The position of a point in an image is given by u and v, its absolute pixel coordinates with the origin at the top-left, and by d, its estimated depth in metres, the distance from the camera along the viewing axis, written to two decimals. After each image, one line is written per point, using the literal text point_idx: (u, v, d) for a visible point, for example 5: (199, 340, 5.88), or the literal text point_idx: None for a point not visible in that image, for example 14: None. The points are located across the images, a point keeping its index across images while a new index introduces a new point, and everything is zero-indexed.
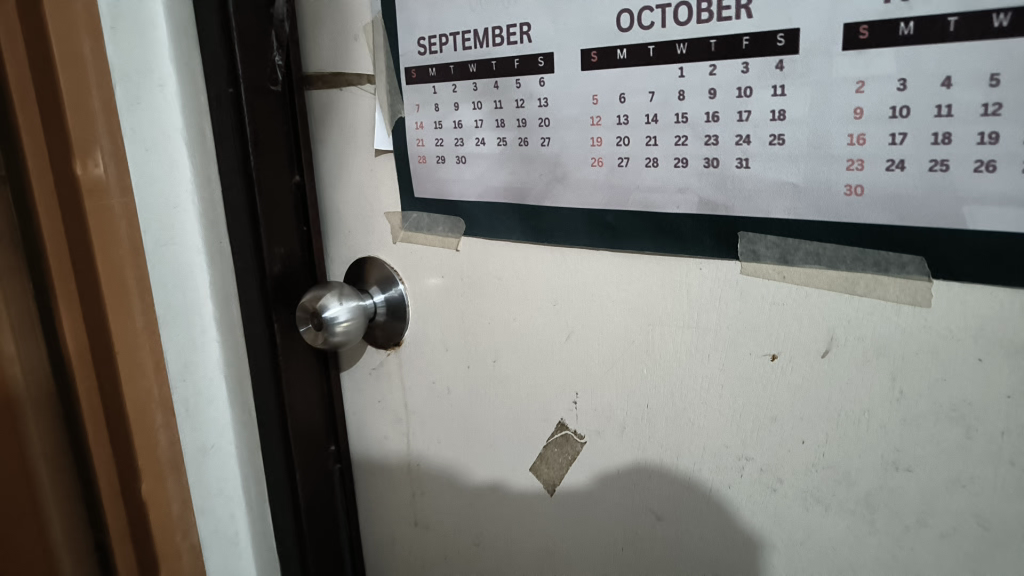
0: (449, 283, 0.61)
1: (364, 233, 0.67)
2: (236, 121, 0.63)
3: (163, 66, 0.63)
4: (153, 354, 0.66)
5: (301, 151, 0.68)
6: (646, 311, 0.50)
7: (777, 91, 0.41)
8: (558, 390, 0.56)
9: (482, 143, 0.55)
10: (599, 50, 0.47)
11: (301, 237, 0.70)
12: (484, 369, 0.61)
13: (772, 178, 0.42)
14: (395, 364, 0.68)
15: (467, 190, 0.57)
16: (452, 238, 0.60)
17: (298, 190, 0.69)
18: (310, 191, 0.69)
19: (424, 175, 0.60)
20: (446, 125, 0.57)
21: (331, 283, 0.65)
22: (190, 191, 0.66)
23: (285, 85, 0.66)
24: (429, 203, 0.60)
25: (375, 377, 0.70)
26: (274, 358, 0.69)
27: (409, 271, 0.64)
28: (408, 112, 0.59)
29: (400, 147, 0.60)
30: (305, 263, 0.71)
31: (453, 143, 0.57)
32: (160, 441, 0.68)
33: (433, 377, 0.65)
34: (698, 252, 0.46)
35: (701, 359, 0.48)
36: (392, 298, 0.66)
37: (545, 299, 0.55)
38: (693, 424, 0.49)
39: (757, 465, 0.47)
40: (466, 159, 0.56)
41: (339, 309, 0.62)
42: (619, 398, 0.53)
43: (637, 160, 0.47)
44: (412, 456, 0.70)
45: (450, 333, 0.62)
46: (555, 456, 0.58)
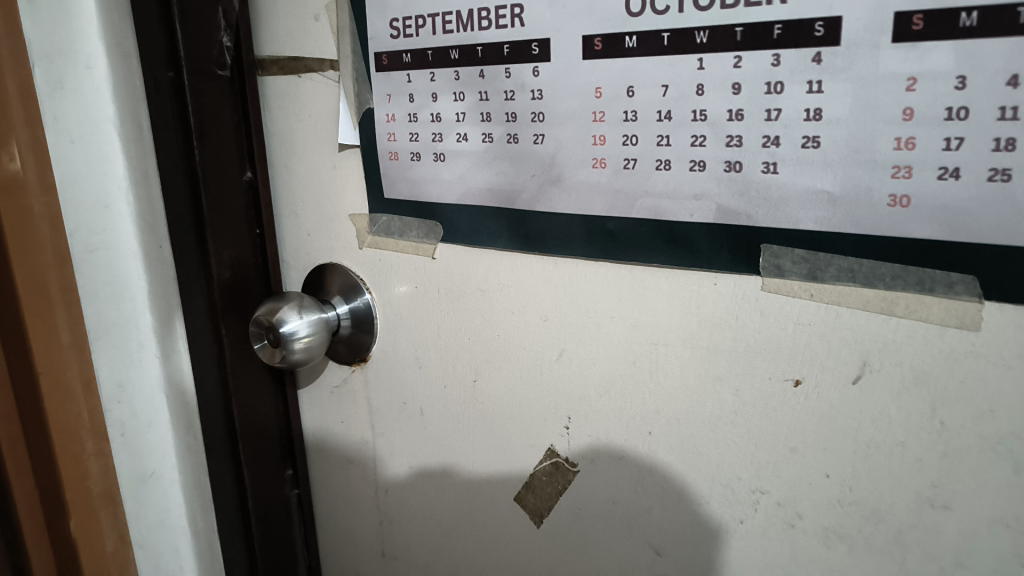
0: (422, 293, 0.55)
1: (325, 237, 0.60)
2: (179, 109, 0.56)
3: (89, 43, 0.55)
4: (82, 374, 0.60)
5: (253, 145, 0.61)
6: (649, 329, 0.45)
7: (813, 88, 0.36)
8: (546, 413, 0.51)
9: (463, 140, 0.49)
10: (603, 37, 0.41)
11: (253, 242, 0.63)
12: (462, 389, 0.55)
13: (804, 185, 0.37)
14: (360, 381, 0.61)
15: (445, 191, 0.51)
16: (427, 244, 0.54)
17: (250, 189, 0.61)
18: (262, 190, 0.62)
19: (395, 174, 0.53)
20: (422, 118, 0.51)
21: (288, 292, 0.59)
22: (124, 188, 0.58)
23: (234, 71, 0.58)
24: (401, 205, 0.54)
25: (336, 396, 0.63)
26: (223, 375, 0.62)
27: (377, 280, 0.58)
28: (377, 103, 0.52)
29: (368, 142, 0.54)
30: (258, 271, 0.64)
31: (430, 138, 0.51)
32: (89, 469, 0.61)
33: (403, 395, 0.59)
34: (713, 265, 0.41)
35: (713, 383, 0.43)
36: (358, 309, 0.59)
37: (533, 314, 0.50)
38: (702, 453, 0.45)
39: (774, 499, 0.43)
40: (445, 157, 0.50)
41: (299, 323, 0.55)
42: (616, 423, 0.48)
43: (646, 161, 0.41)
44: (379, 481, 0.63)
45: (423, 349, 0.56)
46: (542, 485, 0.52)
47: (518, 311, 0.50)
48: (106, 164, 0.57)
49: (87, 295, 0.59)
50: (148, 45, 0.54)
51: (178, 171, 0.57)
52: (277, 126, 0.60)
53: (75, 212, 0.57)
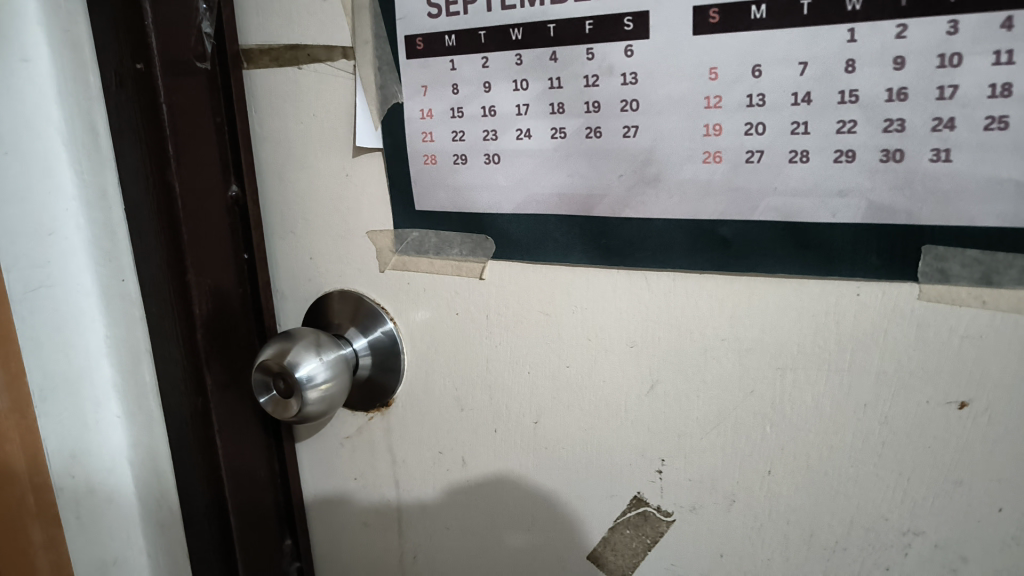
0: (465, 321, 0.47)
1: (336, 259, 0.51)
2: (149, 110, 0.45)
3: (28, 32, 0.45)
4: (25, 447, 0.46)
5: (237, 152, 0.50)
6: (772, 351, 0.38)
7: (1001, 59, 0.30)
8: (634, 456, 0.44)
9: (525, 137, 0.41)
10: (721, 7, 0.34)
11: (240, 270, 0.52)
12: (520, 433, 0.47)
13: (985, 174, 0.32)
14: (383, 429, 0.52)
15: (499, 199, 0.43)
16: (473, 263, 0.45)
17: (235, 206, 0.51)
18: (251, 208, 0.51)
19: (432, 181, 0.45)
20: (469, 113, 0.42)
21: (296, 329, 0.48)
22: (76, 211, 0.49)
23: (215, 61, 0.48)
24: (440, 218, 0.45)
25: (348, 448, 0.54)
26: (208, 437, 0.50)
27: (406, 307, 0.49)
28: (410, 96, 0.44)
29: (396, 144, 0.45)
30: (247, 306, 0.53)
31: (480, 136, 0.42)
32: (38, 566, 0.48)
33: (441, 444, 0.50)
34: (857, 272, 0.35)
35: (852, 411, 0.37)
36: (378, 342, 0.50)
37: (615, 341, 0.42)
38: (838, 491, 0.39)
39: (930, 539, 0.37)
40: (500, 158, 0.42)
41: (316, 366, 0.45)
42: (726, 463, 0.41)
43: (777, 153, 0.35)
44: (404, 546, 0.54)
45: (468, 387, 0.48)
46: (626, 540, 0.45)
47: (595, 338, 0.43)
48: (52, 183, 0.47)
49: (27, 347, 0.47)
50: (109, 32, 0.45)
51: (150, 186, 0.46)
52: (270, 130, 0.50)
53: (11, 241, 0.45)
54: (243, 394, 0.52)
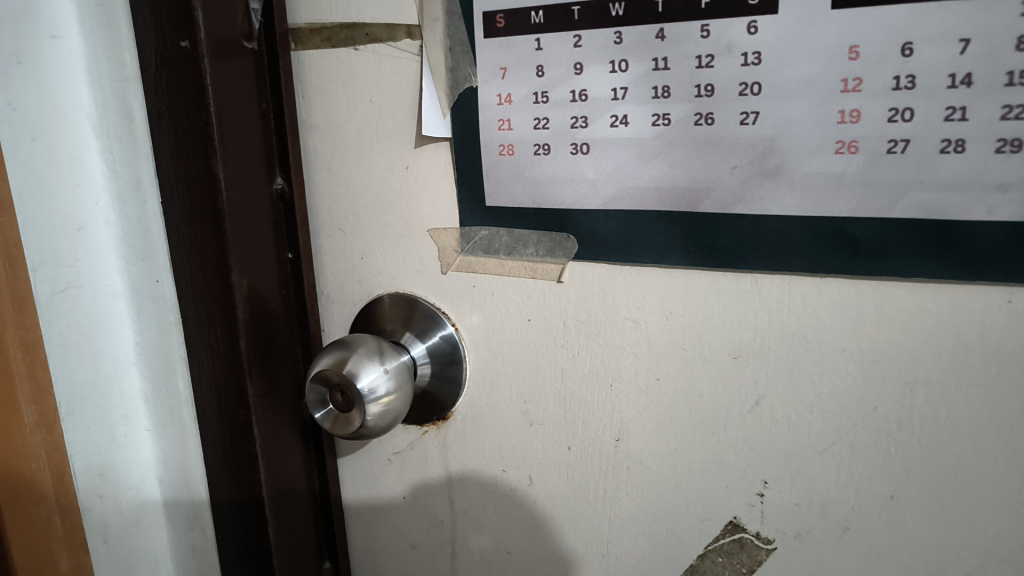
0: (539, 329, 0.42)
1: (391, 259, 0.46)
2: (195, 93, 0.40)
3: (58, 7, 0.41)
4: (52, 464, 0.42)
5: (281, 142, 0.46)
6: (901, 364, 0.35)
7: None
8: (731, 478, 0.39)
9: (621, 124, 0.37)
10: None
11: (282, 271, 0.47)
12: (597, 451, 0.43)
13: None
14: (439, 444, 0.48)
15: (587, 194, 0.39)
16: (551, 265, 0.41)
17: (278, 200, 0.46)
18: (298, 203, 0.47)
19: (508, 174, 0.40)
20: (555, 98, 0.38)
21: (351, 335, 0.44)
22: (104, 205, 0.45)
23: (262, 41, 0.44)
24: (515, 214, 0.41)
25: (397, 465, 0.50)
26: (250, 456, 0.45)
27: (469, 312, 0.45)
28: (486, 79, 0.39)
29: (467, 133, 0.41)
30: (288, 310, 0.48)
31: (567, 124, 0.38)
32: None
33: (506, 462, 0.46)
34: (1010, 278, 0.32)
35: (994, 431, 0.34)
36: (435, 348, 0.45)
37: (716, 351, 0.38)
38: (970, 519, 0.35)
39: None
40: (591, 148, 0.38)
41: (378, 377, 0.41)
42: (840, 487, 0.37)
43: (925, 143, 0.31)
44: (458, 572, 0.50)
45: (538, 401, 0.44)
46: (716, 569, 0.41)
47: (692, 347, 0.38)
48: (80, 174, 0.43)
49: (54, 355, 0.43)
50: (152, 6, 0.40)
51: (195, 178, 0.42)
52: (319, 118, 0.46)
53: (38, 238, 0.41)
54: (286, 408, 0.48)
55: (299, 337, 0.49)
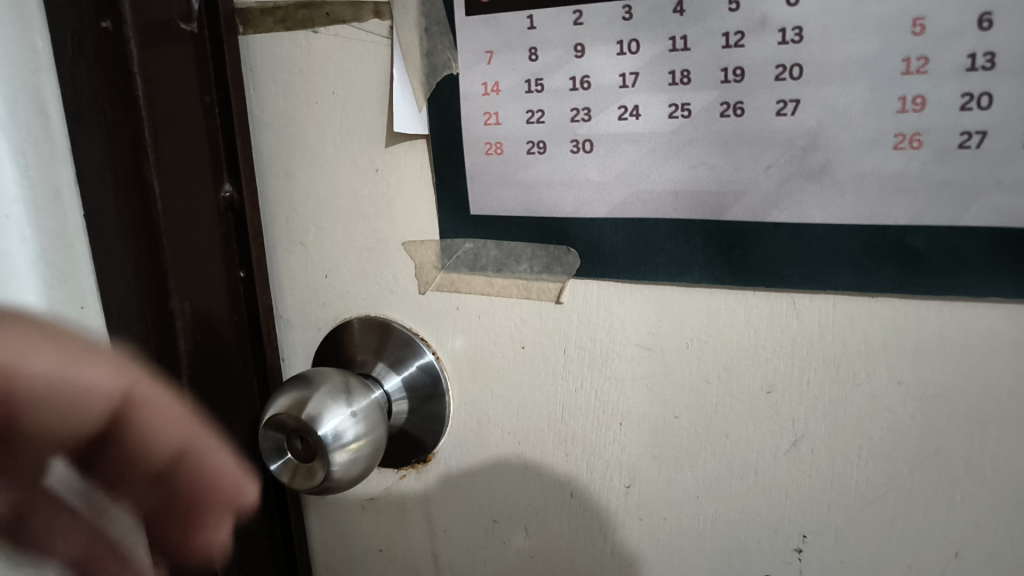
0: (535, 357, 0.36)
1: (361, 276, 0.40)
2: (118, 82, 0.35)
3: None
4: None
5: (229, 143, 0.39)
6: (970, 400, 0.29)
7: None
8: (763, 531, 0.34)
9: (631, 116, 0.31)
10: None
11: (231, 292, 0.41)
12: (606, 499, 0.37)
13: None
14: (419, 489, 0.41)
15: (590, 200, 0.33)
16: (548, 283, 0.35)
17: (226, 211, 0.40)
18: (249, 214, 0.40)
19: (496, 177, 0.34)
20: (551, 86, 0.32)
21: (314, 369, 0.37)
22: (19, 218, 0.37)
23: (203, 23, 0.37)
24: (505, 225, 0.35)
25: (372, 512, 0.43)
26: None
27: (453, 339, 0.39)
28: (468, 65, 0.33)
29: (447, 129, 0.35)
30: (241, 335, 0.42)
31: (566, 117, 0.32)
32: None
33: (497, 510, 0.39)
34: None
35: None
36: (413, 380, 0.39)
37: (746, 384, 0.32)
38: None
39: None
40: (595, 146, 0.32)
41: (344, 420, 0.34)
42: (895, 542, 0.31)
43: (1007, 135, 0.26)
44: None
45: (534, 441, 0.38)
46: None
47: (718, 380, 0.33)
48: None
49: None
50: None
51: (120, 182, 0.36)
52: (274, 114, 0.39)
53: None
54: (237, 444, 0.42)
55: (255, 366, 0.43)
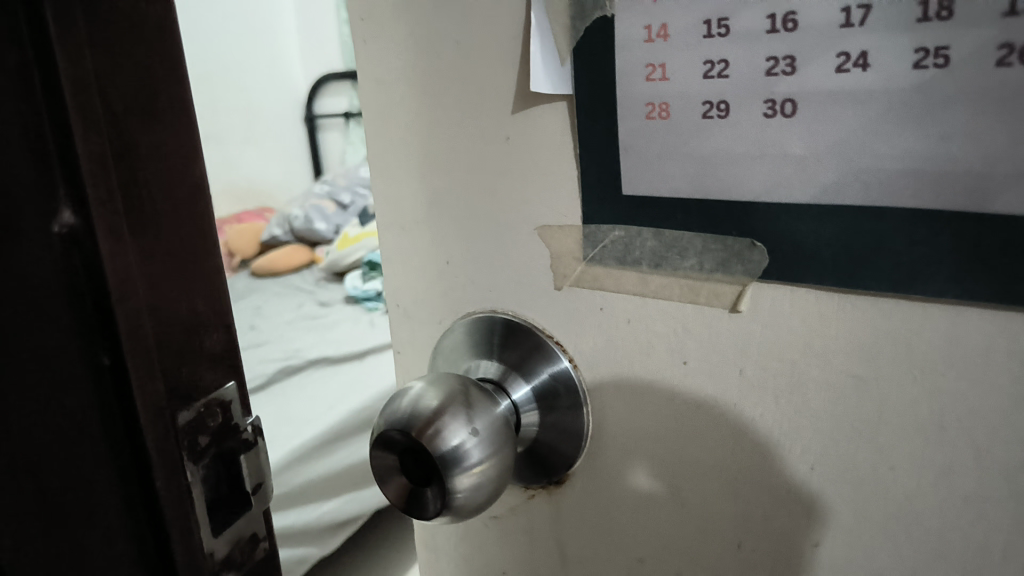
0: (698, 378, 0.29)
1: (487, 266, 0.34)
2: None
3: None
4: None
5: (75, 146, 0.19)
6: None
7: None
8: None
9: (855, 67, 0.22)
10: None
11: (95, 369, 0.21)
12: (782, 558, 0.29)
13: None
14: (553, 510, 0.36)
15: (787, 181, 0.25)
16: (722, 286, 0.27)
17: (74, 251, 0.20)
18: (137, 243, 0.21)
19: (658, 148, 0.27)
20: (741, 27, 0.24)
21: (400, 390, 0.31)
22: None
23: None
24: (666, 210, 0.28)
25: (497, 529, 0.39)
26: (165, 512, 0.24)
27: (594, 344, 0.32)
28: (626, 4, 0.26)
29: (595, 89, 0.27)
30: (220, 447, 0.26)
31: (759, 69, 0.24)
32: None
33: (642, 546, 0.33)
34: None
35: None
36: (545, 388, 0.34)
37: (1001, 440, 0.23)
38: None
39: None
40: (799, 108, 0.23)
41: (469, 437, 0.29)
42: None
43: None
44: None
45: (693, 477, 0.31)
46: None
47: (954, 429, 0.24)
48: None
49: None
50: None
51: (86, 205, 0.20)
52: (387, 72, 0.33)
53: None
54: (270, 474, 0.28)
55: (255, 438, 0.28)
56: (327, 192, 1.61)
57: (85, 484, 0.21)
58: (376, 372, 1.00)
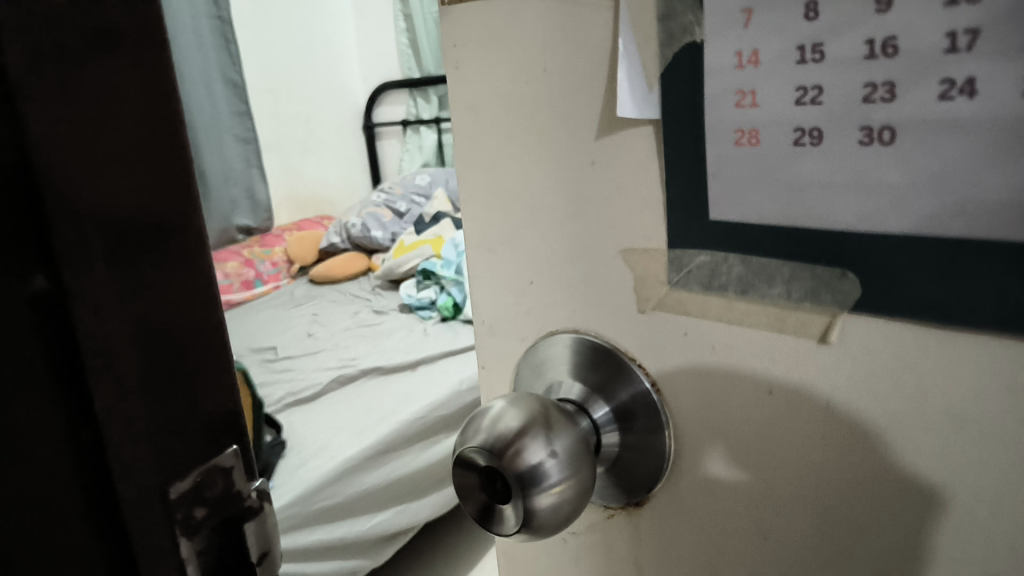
0: (783, 411, 0.28)
1: (570, 287, 0.34)
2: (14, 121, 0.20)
3: None
4: None
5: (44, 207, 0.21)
6: None
7: None
8: None
9: (961, 95, 0.21)
10: None
11: (73, 443, 0.23)
12: None
13: None
14: (635, 531, 0.36)
15: (884, 212, 0.24)
16: (811, 316, 0.27)
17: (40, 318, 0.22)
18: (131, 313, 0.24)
19: (748, 174, 0.27)
20: (837, 53, 0.23)
21: (483, 409, 0.32)
22: None
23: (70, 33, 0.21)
24: (755, 237, 0.27)
25: (580, 545, 0.39)
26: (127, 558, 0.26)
27: (676, 369, 0.32)
28: (717, 29, 0.25)
29: (684, 115, 0.27)
30: (220, 515, 0.29)
31: (855, 95, 0.23)
32: None
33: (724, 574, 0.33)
34: None
35: None
36: (626, 408, 0.34)
37: None
38: None
39: None
40: (898, 136, 0.23)
41: (551, 457, 0.29)
42: None
43: None
44: None
45: (777, 510, 0.30)
46: None
47: None
48: None
49: None
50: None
51: (84, 271, 0.22)
52: (476, 97, 0.34)
53: None
54: (276, 545, 0.32)
55: (261, 504, 0.32)
56: (380, 201, 1.85)
57: (63, 522, 0.24)
58: (394, 386, 1.14)
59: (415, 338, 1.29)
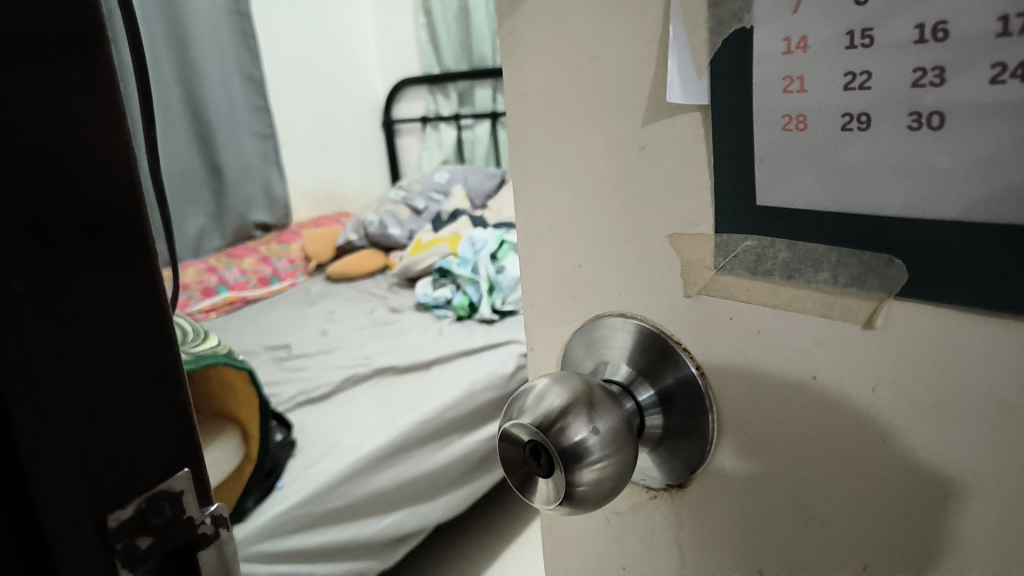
0: (826, 395, 0.29)
1: (616, 272, 0.35)
2: None
3: None
4: None
5: None
6: None
7: None
8: None
9: (1012, 79, 0.21)
10: None
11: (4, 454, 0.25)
12: None
13: None
14: (677, 513, 0.37)
15: (932, 196, 0.24)
16: (857, 301, 0.27)
17: None
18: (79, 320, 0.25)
19: (796, 160, 0.27)
20: (887, 38, 0.23)
21: (529, 385, 0.33)
22: None
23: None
24: (802, 222, 0.28)
25: (624, 525, 0.40)
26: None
27: (720, 354, 0.32)
28: (767, 15, 0.26)
29: (733, 101, 0.28)
30: (169, 543, 0.31)
31: (904, 80, 0.23)
32: None
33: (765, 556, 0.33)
34: None
35: None
36: (670, 392, 0.34)
37: None
38: None
39: None
40: (948, 121, 0.23)
41: (592, 436, 0.30)
42: None
43: None
44: None
45: (818, 495, 0.30)
46: None
47: None
48: None
49: None
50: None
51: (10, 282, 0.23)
52: (529, 85, 0.35)
53: None
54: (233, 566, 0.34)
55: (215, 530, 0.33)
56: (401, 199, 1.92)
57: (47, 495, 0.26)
58: (411, 388, 1.17)
59: (428, 338, 1.33)
